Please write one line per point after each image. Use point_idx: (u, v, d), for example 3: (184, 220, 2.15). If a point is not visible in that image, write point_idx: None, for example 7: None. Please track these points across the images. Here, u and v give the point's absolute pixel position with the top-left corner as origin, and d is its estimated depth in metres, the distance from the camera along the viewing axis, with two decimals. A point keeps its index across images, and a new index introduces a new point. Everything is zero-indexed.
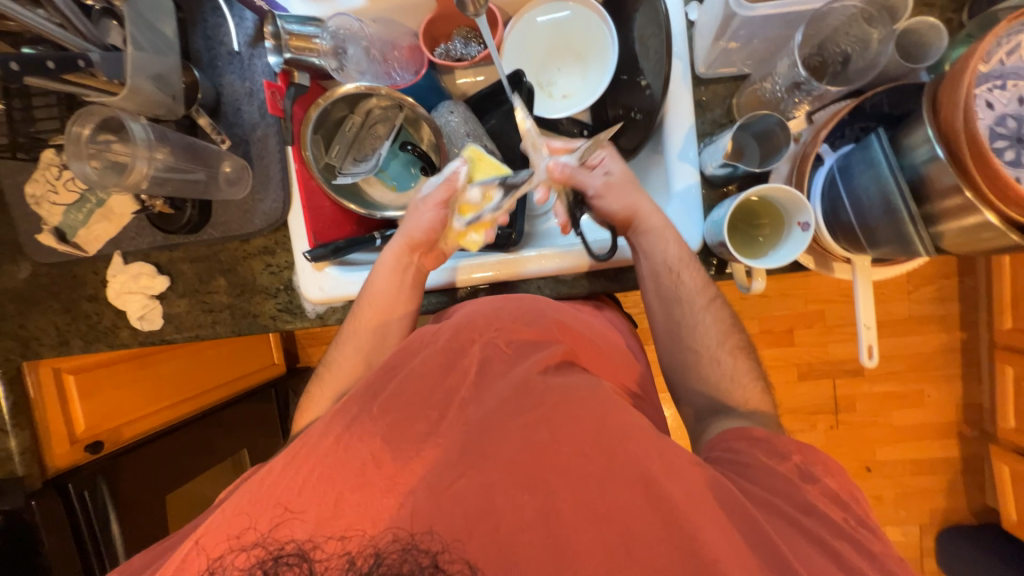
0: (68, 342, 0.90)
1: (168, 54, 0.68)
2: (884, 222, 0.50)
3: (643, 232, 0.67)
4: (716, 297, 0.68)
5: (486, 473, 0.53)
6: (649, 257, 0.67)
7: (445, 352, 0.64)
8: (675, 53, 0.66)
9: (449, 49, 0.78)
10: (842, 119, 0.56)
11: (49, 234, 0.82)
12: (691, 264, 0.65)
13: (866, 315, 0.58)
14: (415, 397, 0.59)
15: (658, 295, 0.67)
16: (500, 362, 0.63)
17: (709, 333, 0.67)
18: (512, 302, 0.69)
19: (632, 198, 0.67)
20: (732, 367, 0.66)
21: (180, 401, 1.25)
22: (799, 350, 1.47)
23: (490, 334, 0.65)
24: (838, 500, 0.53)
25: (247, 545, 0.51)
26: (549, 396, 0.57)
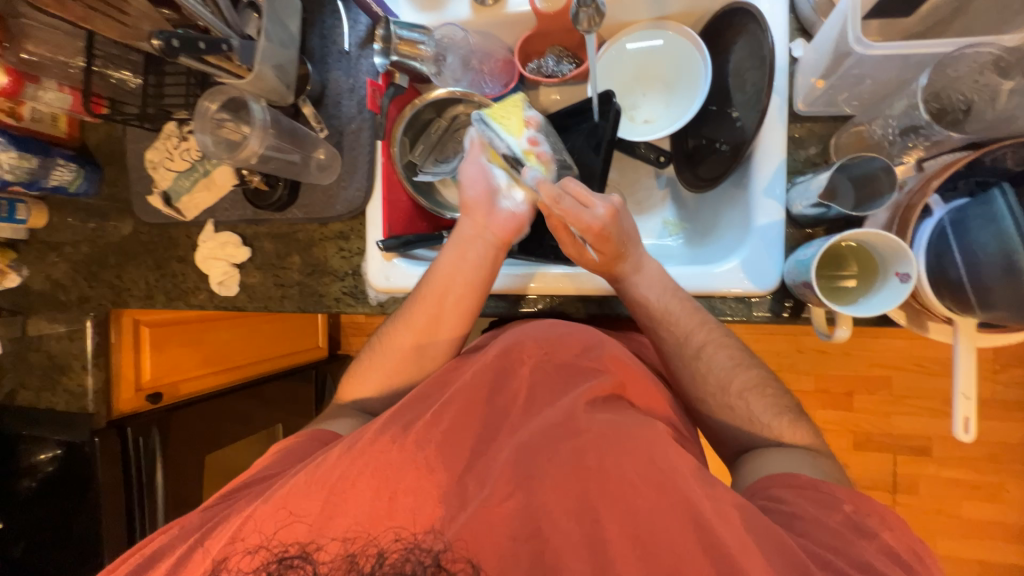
0: (153, 296, 0.98)
1: (291, 49, 0.75)
2: (1003, 282, 0.46)
3: (621, 279, 0.68)
4: (722, 338, 0.64)
5: (530, 487, 0.54)
6: (636, 308, 0.68)
7: (497, 368, 0.64)
8: (774, 88, 0.64)
9: (540, 66, 0.81)
10: (957, 170, 0.52)
11: (157, 197, 0.91)
12: (674, 298, 0.66)
13: (966, 385, 0.53)
14: (471, 403, 0.61)
15: (656, 341, 0.67)
16: (549, 386, 0.63)
17: (712, 379, 0.64)
18: (564, 326, 0.67)
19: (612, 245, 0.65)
20: (748, 411, 0.62)
21: (232, 369, 1.33)
22: (858, 417, 1.36)
23: (540, 358, 0.64)
24: (899, 558, 0.48)
25: (252, 549, 0.55)
26: (596, 428, 0.56)
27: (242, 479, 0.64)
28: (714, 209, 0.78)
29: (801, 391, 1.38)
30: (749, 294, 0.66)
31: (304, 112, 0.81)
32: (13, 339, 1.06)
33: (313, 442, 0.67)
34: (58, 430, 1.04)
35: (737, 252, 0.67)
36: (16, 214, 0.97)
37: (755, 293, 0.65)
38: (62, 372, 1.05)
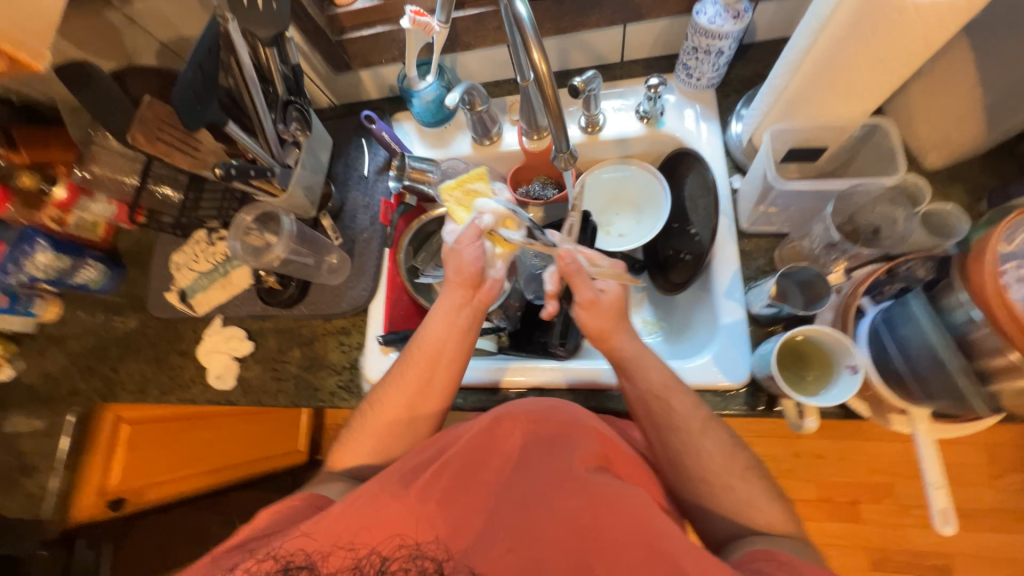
0: (145, 390, 0.99)
1: (319, 174, 0.90)
2: (934, 371, 0.53)
3: (622, 359, 0.70)
4: (712, 419, 0.66)
5: (525, 546, 0.55)
6: (632, 382, 0.69)
7: (483, 436, 0.63)
8: (721, 211, 0.78)
9: (528, 189, 0.96)
10: (879, 278, 0.63)
11: (175, 294, 0.99)
12: (676, 390, 0.67)
13: (933, 474, 0.55)
14: (462, 469, 0.61)
15: (650, 421, 0.67)
16: (536, 449, 0.62)
17: (712, 460, 0.63)
18: (550, 400, 0.67)
19: (606, 318, 0.69)
20: (747, 493, 0.61)
21: (205, 471, 1.28)
22: (868, 530, 1.29)
23: (527, 426, 0.64)
24: None
25: (262, 556, 0.55)
26: (589, 498, 0.56)
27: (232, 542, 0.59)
28: (687, 310, 0.86)
29: (804, 500, 1.32)
30: (723, 386, 0.71)
31: (324, 224, 0.93)
32: None
33: (301, 503, 0.63)
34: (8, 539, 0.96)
35: (709, 347, 0.74)
36: (31, 308, 1.02)
37: (733, 385, 0.70)
38: (27, 472, 1.00)
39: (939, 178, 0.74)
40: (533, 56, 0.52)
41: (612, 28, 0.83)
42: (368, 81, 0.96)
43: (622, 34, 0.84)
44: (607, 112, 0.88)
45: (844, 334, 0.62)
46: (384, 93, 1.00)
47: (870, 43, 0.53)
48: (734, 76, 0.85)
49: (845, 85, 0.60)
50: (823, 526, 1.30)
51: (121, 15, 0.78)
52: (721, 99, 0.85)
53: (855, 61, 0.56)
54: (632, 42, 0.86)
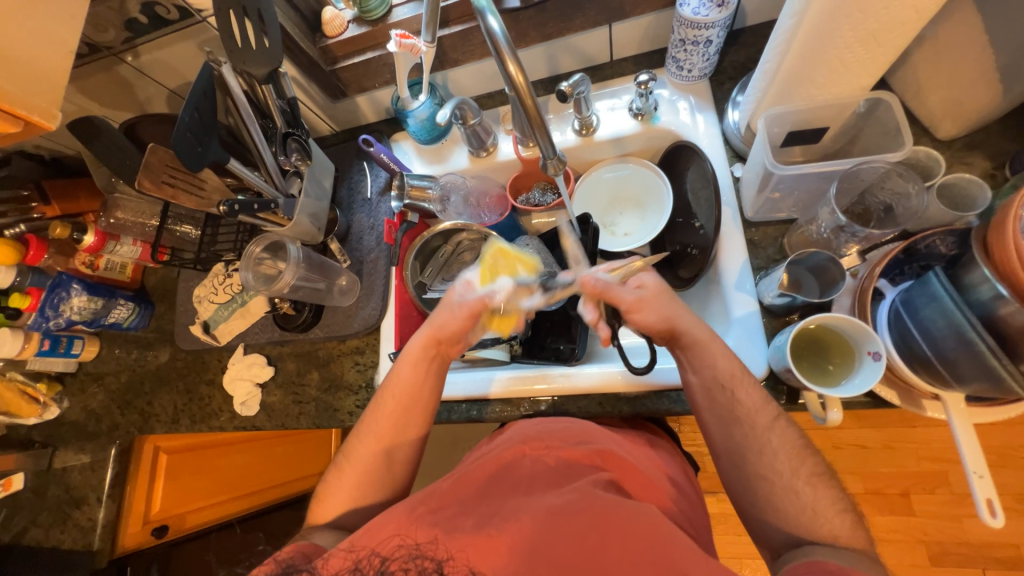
0: (177, 421, 1.04)
1: (323, 200, 0.92)
2: (963, 354, 0.49)
3: (691, 344, 0.66)
4: (780, 416, 0.61)
5: (532, 555, 0.53)
6: (697, 372, 0.65)
7: (499, 461, 0.65)
8: (724, 202, 0.76)
9: (529, 197, 0.96)
10: (897, 258, 0.60)
11: (198, 326, 1.03)
12: (746, 380, 0.63)
13: (975, 462, 0.52)
14: (472, 494, 0.61)
15: (715, 413, 0.64)
16: (545, 479, 0.62)
17: (778, 460, 0.59)
18: (563, 422, 0.70)
19: (669, 308, 0.67)
20: (812, 500, 0.57)
21: (242, 495, 1.33)
22: (921, 523, 1.21)
23: (540, 453, 0.65)
24: None
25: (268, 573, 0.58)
26: (608, 506, 0.54)
27: None
28: (701, 305, 0.83)
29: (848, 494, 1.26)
30: None
31: (331, 247, 0.96)
32: (38, 472, 1.09)
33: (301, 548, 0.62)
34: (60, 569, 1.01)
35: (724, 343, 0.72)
36: (71, 349, 1.08)
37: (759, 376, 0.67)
38: (76, 505, 1.05)
39: (957, 147, 0.70)
40: (510, 68, 0.53)
41: (598, 29, 0.82)
42: (365, 105, 0.99)
43: (609, 33, 0.83)
44: (601, 112, 0.88)
45: (862, 321, 0.59)
46: (382, 115, 1.03)
47: (860, 15, 0.51)
48: (728, 63, 0.83)
49: (840, 62, 0.57)
50: (871, 521, 1.23)
51: (131, 67, 0.83)
52: (716, 88, 0.84)
53: (844, 37, 0.54)
54: (620, 40, 0.86)
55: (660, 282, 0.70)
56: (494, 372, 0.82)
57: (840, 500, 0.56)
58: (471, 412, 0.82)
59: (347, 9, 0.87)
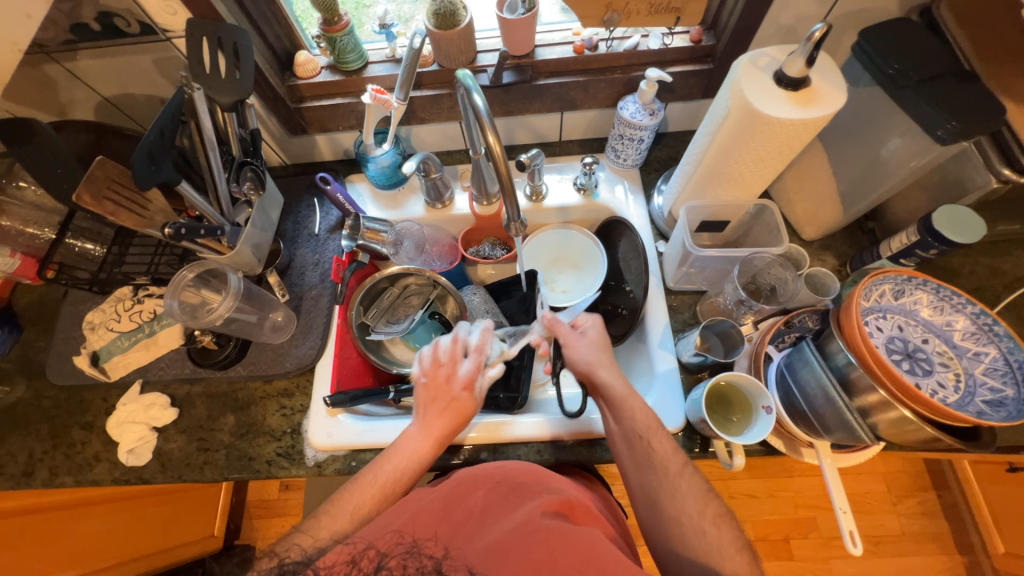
0: (31, 474, 0.84)
1: (268, 230, 0.89)
2: (828, 409, 0.62)
3: (613, 393, 0.71)
4: (687, 465, 0.68)
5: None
6: (619, 421, 0.71)
7: (448, 495, 0.65)
8: (650, 271, 0.89)
9: (478, 249, 1.03)
10: (779, 329, 0.75)
11: (84, 357, 0.88)
12: (660, 432, 0.69)
13: (840, 499, 0.63)
14: (423, 524, 0.60)
15: (632, 458, 0.69)
16: (497, 507, 0.62)
17: (688, 504, 0.64)
18: (514, 462, 0.71)
19: (602, 361, 0.74)
20: (716, 539, 0.62)
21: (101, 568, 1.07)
22: (800, 566, 1.36)
23: (492, 484, 0.66)
24: None
25: None
26: (554, 527, 0.56)
27: None
28: (630, 360, 0.93)
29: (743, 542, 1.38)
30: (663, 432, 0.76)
31: (269, 280, 0.92)
32: None
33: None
34: None
35: (650, 395, 0.81)
36: None
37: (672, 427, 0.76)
38: None
39: (816, 246, 0.90)
40: (489, 137, 0.60)
41: (551, 114, 0.96)
42: (323, 144, 1.01)
43: (560, 118, 0.97)
44: (550, 183, 1.00)
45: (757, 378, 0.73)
46: (339, 156, 1.05)
47: (752, 146, 0.67)
48: (653, 158, 1.01)
49: (736, 176, 0.74)
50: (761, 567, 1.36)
51: (62, 68, 0.76)
52: (644, 176, 1.00)
53: (743, 157, 0.70)
54: (569, 126, 1.00)
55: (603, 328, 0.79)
56: None
57: (738, 539, 0.62)
58: None
59: (321, 56, 0.90)
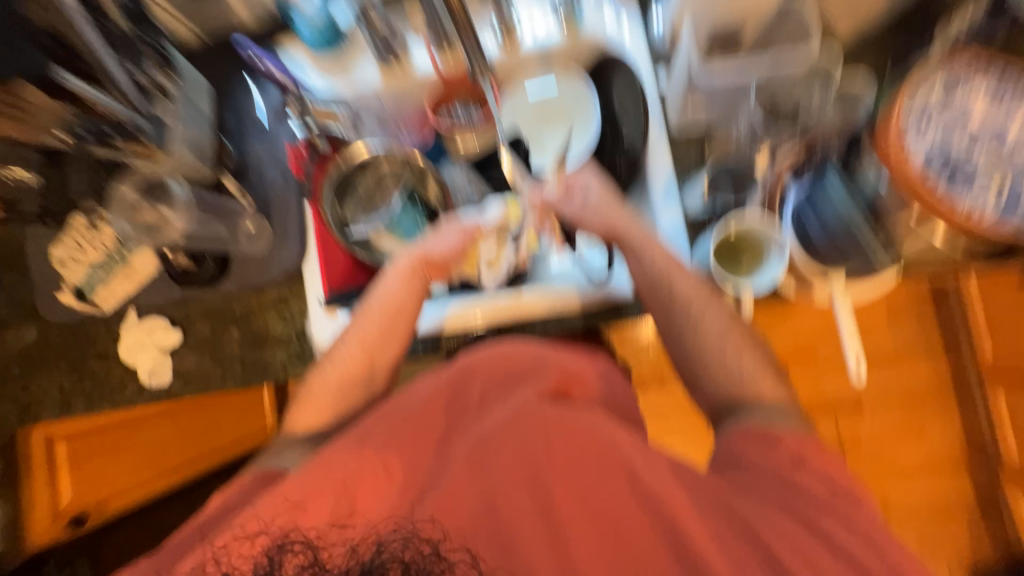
0: (71, 403, 0.89)
1: (202, 126, 0.77)
2: (847, 238, 0.61)
3: (630, 243, 0.69)
4: (718, 299, 0.66)
5: (480, 479, 0.54)
6: (640, 265, 0.68)
7: (450, 386, 0.67)
8: (649, 112, 0.79)
9: (449, 111, 0.82)
10: (799, 159, 0.66)
11: (69, 292, 0.86)
12: (681, 269, 0.66)
13: (848, 326, 0.63)
14: (421, 420, 0.62)
15: (655, 299, 0.67)
16: (496, 393, 0.64)
17: (713, 333, 0.64)
18: (509, 344, 0.71)
19: (614, 211, 0.71)
20: (744, 366, 0.63)
21: (174, 466, 1.21)
22: (800, 388, 1.44)
23: (490, 372, 0.67)
24: (830, 483, 0.53)
25: (252, 535, 0.50)
26: (549, 411, 0.58)
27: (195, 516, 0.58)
28: None
29: None
30: None
31: (225, 183, 0.82)
32: None
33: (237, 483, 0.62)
34: None
35: None
36: None
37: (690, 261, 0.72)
38: None
39: (850, 52, 0.74)
40: None
41: None
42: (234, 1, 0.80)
43: None
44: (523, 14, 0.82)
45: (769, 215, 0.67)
46: (258, 16, 0.84)
47: None
48: None
49: None
50: None
51: None
52: None
53: None
54: None
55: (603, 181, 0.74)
56: (446, 303, 0.82)
57: (766, 365, 0.64)
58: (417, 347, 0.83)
59: None
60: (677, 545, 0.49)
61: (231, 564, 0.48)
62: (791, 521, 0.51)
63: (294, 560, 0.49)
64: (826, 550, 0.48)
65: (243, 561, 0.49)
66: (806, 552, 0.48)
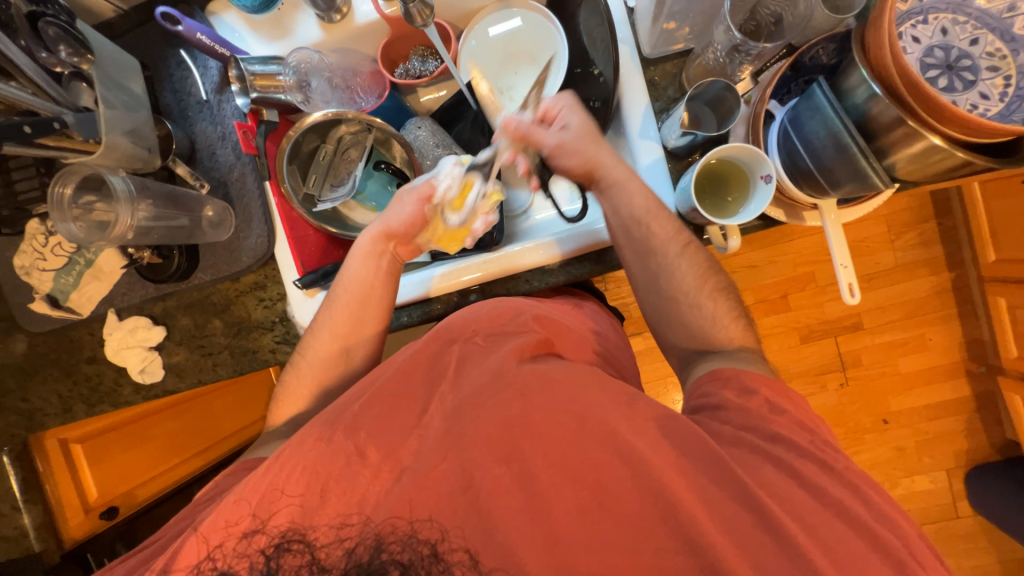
0: (71, 409, 0.89)
1: (139, 110, 0.71)
2: (838, 160, 0.53)
3: (608, 184, 0.67)
4: (692, 245, 0.66)
5: (460, 447, 0.54)
6: (616, 210, 0.67)
7: (427, 353, 0.64)
8: (620, 40, 0.71)
9: (407, 69, 0.82)
10: (785, 75, 0.62)
11: (41, 302, 0.83)
12: (659, 213, 0.65)
13: (842, 254, 0.60)
14: (393, 390, 0.59)
15: (631, 246, 0.66)
16: (475, 357, 0.62)
17: (686, 280, 0.64)
18: (490, 304, 0.69)
19: (592, 147, 0.68)
20: (713, 311, 0.64)
21: (193, 455, 1.23)
22: (798, 314, 1.44)
23: (468, 335, 0.65)
24: (803, 425, 0.54)
25: (246, 533, 0.51)
26: (523, 377, 0.58)
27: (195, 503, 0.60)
28: None
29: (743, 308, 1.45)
30: None
31: (179, 172, 0.77)
32: None
33: (233, 473, 0.62)
34: None
35: None
36: None
37: (678, 208, 0.67)
38: None
39: None
40: None
41: None
42: None
43: None
44: None
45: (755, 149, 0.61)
46: None
47: None
48: None
49: None
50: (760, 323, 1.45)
51: None
52: None
53: None
54: None
55: (587, 118, 0.69)
56: (426, 272, 0.79)
57: (735, 310, 0.64)
58: (402, 318, 0.80)
59: None
60: (658, 496, 0.50)
61: (230, 562, 0.50)
62: (776, 471, 0.50)
63: (294, 561, 0.50)
64: (801, 489, 0.49)
65: (241, 559, 0.50)
66: (785, 494, 0.49)
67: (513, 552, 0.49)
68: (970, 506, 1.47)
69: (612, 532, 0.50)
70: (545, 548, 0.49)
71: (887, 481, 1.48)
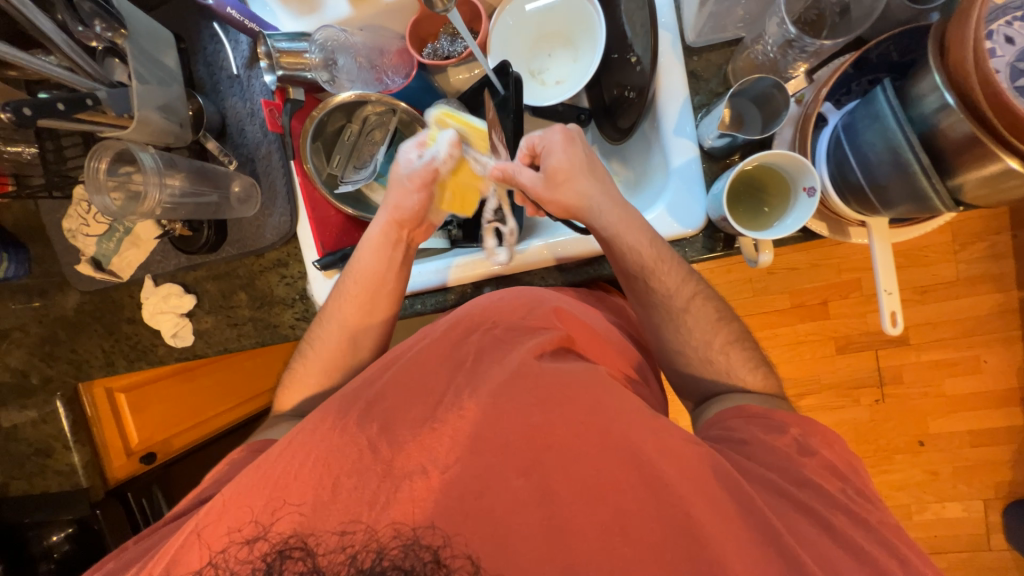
0: (114, 362, 0.95)
1: (172, 84, 0.72)
2: (895, 177, 0.47)
3: (602, 231, 0.64)
4: (700, 292, 0.66)
5: (479, 452, 0.53)
6: (615, 259, 0.66)
7: (442, 343, 0.63)
8: (661, 24, 0.65)
9: (436, 49, 0.79)
10: (847, 73, 0.56)
11: (87, 264, 0.88)
12: (663, 267, 0.64)
13: (887, 281, 0.55)
14: (410, 386, 0.59)
15: (634, 294, 0.67)
16: (498, 349, 0.62)
17: (694, 333, 0.66)
18: (515, 290, 0.68)
19: (586, 189, 0.64)
20: (728, 364, 0.66)
21: (238, 404, 1.33)
22: (836, 323, 1.35)
23: (487, 326, 0.64)
24: (836, 469, 0.56)
25: (247, 539, 0.50)
26: (546, 379, 0.57)
27: (206, 482, 0.61)
28: (644, 154, 0.76)
29: (778, 311, 1.36)
30: (683, 236, 0.66)
31: (209, 148, 0.79)
32: None
33: (250, 447, 0.64)
34: (61, 510, 1.00)
35: (663, 198, 0.67)
36: None
37: (701, 222, 0.64)
38: (46, 454, 0.99)
39: None
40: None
41: None
42: None
43: None
44: None
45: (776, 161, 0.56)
46: None
47: None
48: None
49: None
50: (793, 329, 1.37)
51: None
52: None
53: None
54: None
55: (569, 154, 0.64)
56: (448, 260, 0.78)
57: (753, 360, 0.66)
58: (415, 306, 0.80)
59: None
60: (680, 525, 0.50)
61: (232, 570, 0.49)
62: (813, 524, 0.51)
63: (294, 568, 0.48)
64: (835, 543, 0.49)
65: (243, 566, 0.49)
66: (813, 543, 0.49)
67: (527, 568, 0.49)
68: (1005, 540, 1.38)
69: (630, 559, 0.49)
70: (559, 569, 0.49)
71: (915, 504, 1.40)
